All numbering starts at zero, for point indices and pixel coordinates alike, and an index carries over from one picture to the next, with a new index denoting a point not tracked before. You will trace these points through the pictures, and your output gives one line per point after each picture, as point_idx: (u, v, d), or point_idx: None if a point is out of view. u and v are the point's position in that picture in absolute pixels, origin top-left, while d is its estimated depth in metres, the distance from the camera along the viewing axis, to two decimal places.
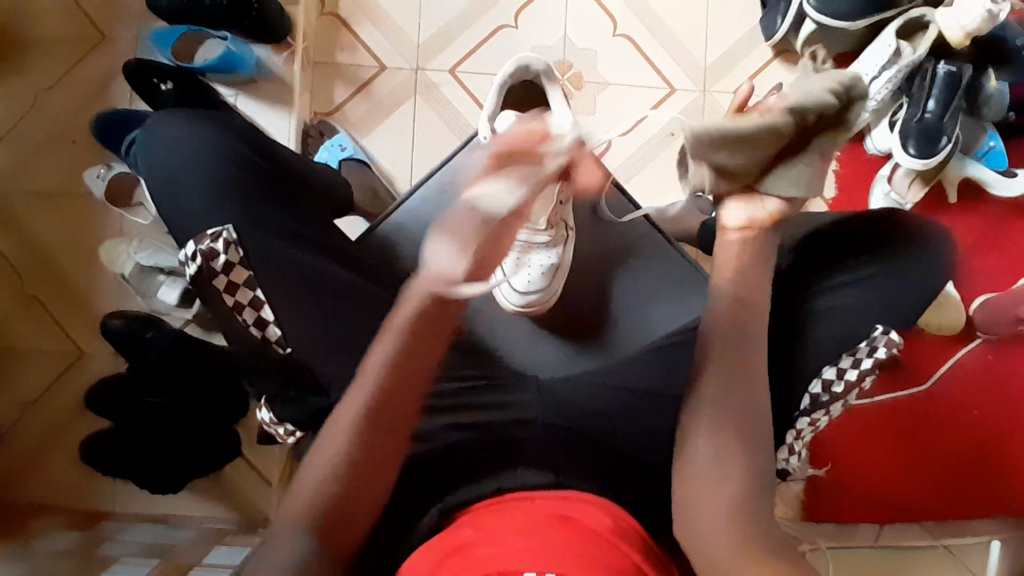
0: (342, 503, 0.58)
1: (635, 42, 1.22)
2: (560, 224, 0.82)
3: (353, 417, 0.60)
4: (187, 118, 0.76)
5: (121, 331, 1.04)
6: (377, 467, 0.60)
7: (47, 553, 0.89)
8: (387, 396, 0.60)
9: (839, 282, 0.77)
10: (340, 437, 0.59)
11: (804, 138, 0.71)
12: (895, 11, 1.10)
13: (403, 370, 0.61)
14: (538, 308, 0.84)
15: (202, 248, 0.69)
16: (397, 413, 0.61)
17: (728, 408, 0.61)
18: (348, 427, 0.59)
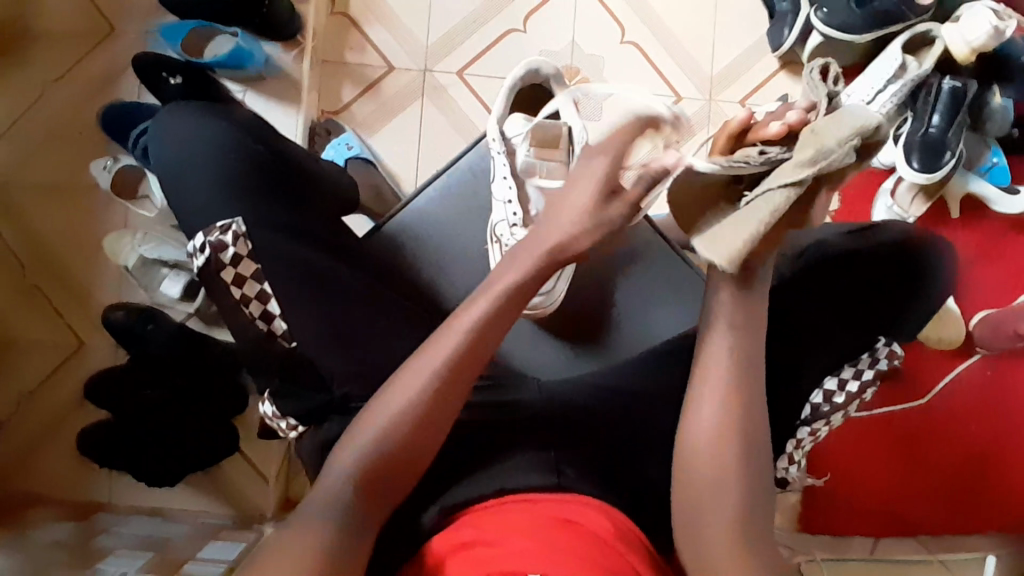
0: (395, 460, 0.57)
1: (642, 49, 1.23)
2: None
3: (427, 374, 0.57)
4: (198, 112, 0.76)
5: (122, 325, 1.06)
6: (438, 430, 0.58)
7: (42, 543, 0.89)
8: (465, 358, 0.58)
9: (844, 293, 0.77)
10: (408, 393, 0.57)
11: (812, 195, 0.58)
12: (902, 26, 1.11)
13: (486, 336, 0.59)
14: (540, 312, 0.82)
15: (210, 240, 0.70)
16: (450, 402, 0.58)
17: (729, 416, 0.58)
18: (421, 384, 0.57)
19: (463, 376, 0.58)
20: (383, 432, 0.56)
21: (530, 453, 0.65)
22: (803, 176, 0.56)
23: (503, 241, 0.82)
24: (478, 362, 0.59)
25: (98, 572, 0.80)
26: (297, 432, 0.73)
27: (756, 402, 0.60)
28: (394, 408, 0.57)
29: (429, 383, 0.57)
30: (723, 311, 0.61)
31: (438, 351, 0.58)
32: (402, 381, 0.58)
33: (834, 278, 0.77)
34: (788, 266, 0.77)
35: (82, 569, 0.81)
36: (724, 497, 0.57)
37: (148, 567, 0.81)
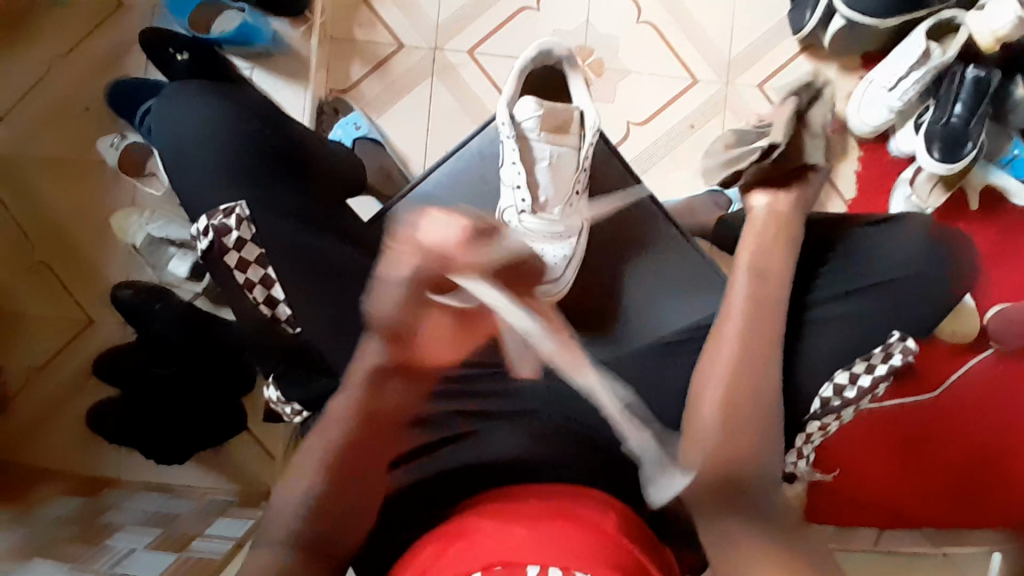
0: (325, 521, 0.60)
1: (659, 30, 1.20)
2: (576, 215, 0.83)
3: (323, 455, 0.61)
4: (202, 92, 0.75)
5: (132, 303, 1.05)
6: (358, 489, 0.62)
7: (49, 517, 0.91)
8: (358, 429, 0.64)
9: (867, 281, 0.75)
10: (314, 471, 0.61)
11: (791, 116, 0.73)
12: (926, 11, 1.08)
13: (372, 405, 0.65)
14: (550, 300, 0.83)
15: (214, 223, 0.69)
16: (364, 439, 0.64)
17: (728, 412, 0.62)
18: (319, 462, 0.61)
19: (364, 440, 0.64)
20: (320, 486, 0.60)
21: None
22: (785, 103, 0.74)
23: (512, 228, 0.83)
24: (376, 425, 0.65)
25: (106, 547, 0.81)
26: (302, 417, 0.74)
27: (756, 403, 0.62)
28: (305, 489, 0.60)
29: (330, 454, 0.62)
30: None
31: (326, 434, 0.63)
32: (304, 461, 0.62)
33: (851, 272, 0.76)
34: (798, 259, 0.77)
35: (89, 545, 0.82)
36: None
37: (156, 545, 0.82)
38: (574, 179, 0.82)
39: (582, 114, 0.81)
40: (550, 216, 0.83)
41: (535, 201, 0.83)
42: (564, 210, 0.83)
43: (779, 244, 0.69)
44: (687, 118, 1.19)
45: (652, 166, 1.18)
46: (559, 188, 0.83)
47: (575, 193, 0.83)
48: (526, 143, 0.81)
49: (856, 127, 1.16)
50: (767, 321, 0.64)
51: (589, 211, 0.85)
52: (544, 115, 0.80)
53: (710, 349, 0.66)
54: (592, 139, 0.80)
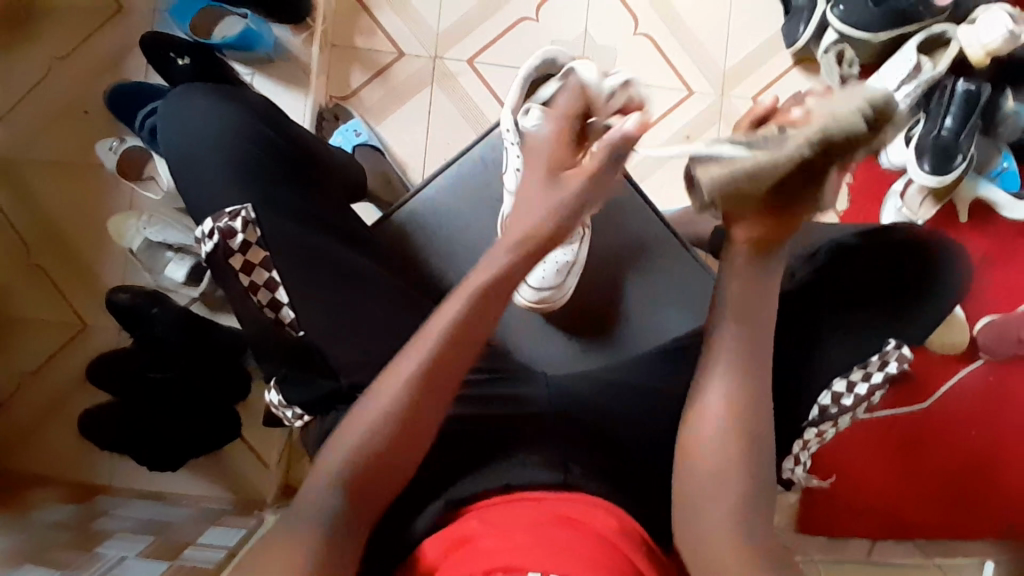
0: (363, 483, 0.55)
1: (655, 41, 1.21)
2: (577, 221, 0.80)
3: (385, 405, 0.56)
4: (206, 95, 0.75)
5: (128, 306, 1.05)
6: (407, 453, 0.57)
7: (41, 524, 0.89)
8: (428, 381, 0.56)
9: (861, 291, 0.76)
10: (370, 420, 0.55)
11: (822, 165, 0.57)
12: (916, 27, 1.10)
13: (457, 349, 0.57)
14: (550, 305, 0.82)
15: (219, 226, 0.69)
16: (401, 440, 0.56)
17: (734, 423, 0.58)
18: (377, 417, 0.55)
19: (429, 395, 0.56)
20: (326, 490, 0.54)
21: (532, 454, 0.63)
22: (813, 138, 0.56)
23: None
24: (413, 429, 0.56)
25: (98, 554, 0.80)
26: (303, 421, 0.72)
27: (758, 415, 0.59)
28: (353, 440, 0.55)
29: (365, 448, 0.55)
30: (734, 312, 0.61)
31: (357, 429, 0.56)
32: (358, 415, 0.56)
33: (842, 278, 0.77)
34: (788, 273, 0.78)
35: (82, 552, 0.81)
36: (734, 499, 0.56)
37: (149, 552, 0.81)
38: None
39: None
40: None
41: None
42: None
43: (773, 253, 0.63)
44: (684, 128, 1.21)
45: (650, 176, 1.19)
46: None
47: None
48: None
49: None
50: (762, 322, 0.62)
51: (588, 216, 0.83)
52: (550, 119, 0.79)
53: (703, 357, 0.62)
54: None
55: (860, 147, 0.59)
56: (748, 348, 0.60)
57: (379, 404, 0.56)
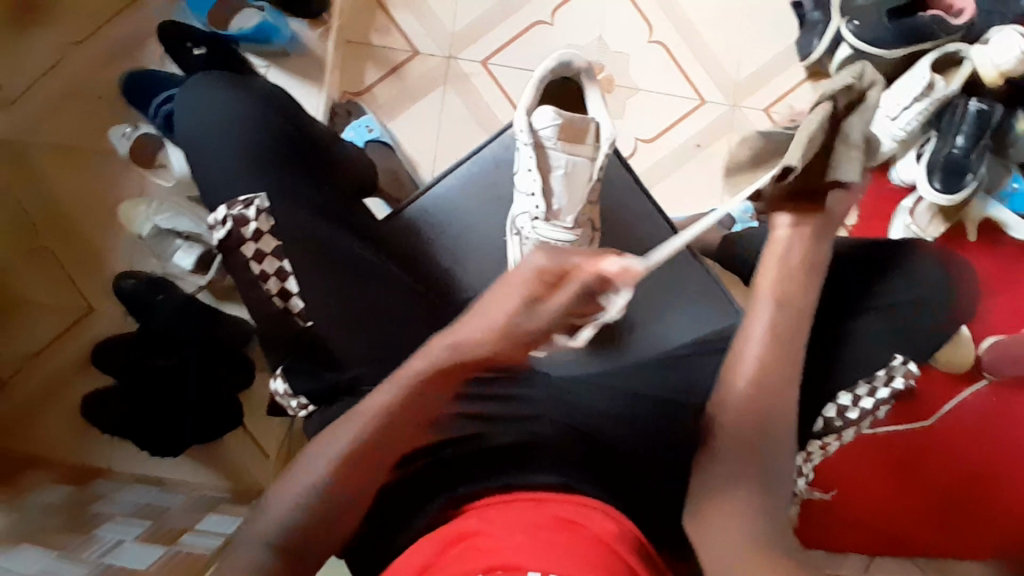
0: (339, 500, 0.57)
1: (669, 49, 1.22)
2: (587, 224, 0.85)
3: (332, 457, 0.57)
4: (223, 84, 0.76)
5: (132, 293, 1.06)
6: (357, 497, 0.59)
7: (38, 505, 0.90)
8: (377, 441, 0.58)
9: (873, 303, 0.76)
10: (319, 469, 0.57)
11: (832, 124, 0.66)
12: (932, 44, 1.11)
13: (420, 396, 0.59)
14: None
15: (232, 214, 0.70)
16: (374, 457, 0.58)
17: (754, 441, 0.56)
18: (326, 468, 0.57)
19: (372, 453, 0.58)
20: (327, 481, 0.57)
21: (534, 456, 0.64)
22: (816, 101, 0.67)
23: (523, 234, 0.84)
24: (387, 442, 0.59)
25: (95, 539, 0.81)
26: (308, 411, 0.71)
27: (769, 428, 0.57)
28: (303, 487, 0.57)
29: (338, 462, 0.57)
30: (752, 331, 0.59)
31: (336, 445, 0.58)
32: (308, 463, 0.58)
33: (836, 276, 0.78)
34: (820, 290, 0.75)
35: (78, 535, 0.82)
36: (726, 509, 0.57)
37: (145, 537, 0.83)
38: (588, 187, 0.84)
39: (597, 125, 0.84)
40: (562, 224, 0.84)
41: (549, 208, 0.84)
42: (576, 219, 0.84)
43: (801, 268, 0.62)
44: (694, 137, 1.21)
45: (659, 184, 1.20)
46: (573, 196, 0.85)
47: (588, 203, 0.84)
48: (543, 150, 0.83)
49: None
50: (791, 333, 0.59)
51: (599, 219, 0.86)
52: (562, 124, 0.83)
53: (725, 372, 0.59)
54: (607, 150, 0.82)
55: (857, 113, 0.67)
56: (764, 358, 0.58)
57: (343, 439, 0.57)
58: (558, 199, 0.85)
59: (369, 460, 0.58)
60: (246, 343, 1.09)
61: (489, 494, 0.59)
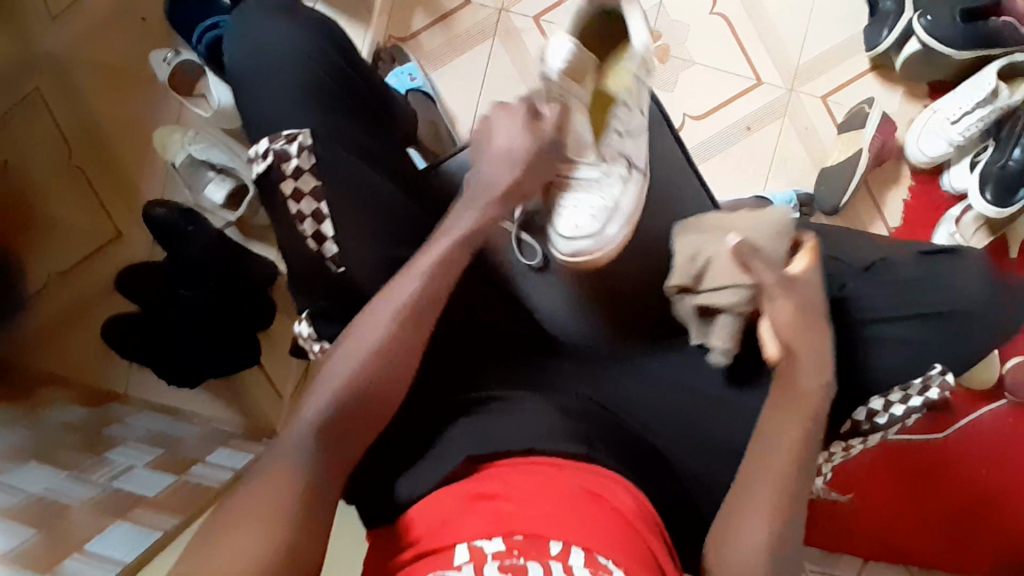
0: (335, 430, 0.56)
1: (731, 25, 1.16)
2: (616, 160, 0.72)
3: (389, 316, 0.60)
4: (278, 12, 0.73)
5: (163, 220, 1.05)
6: (401, 369, 0.60)
7: (53, 422, 0.92)
8: (413, 313, 0.61)
9: (929, 310, 0.72)
10: (379, 328, 0.60)
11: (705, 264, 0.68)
12: (1001, 51, 1.07)
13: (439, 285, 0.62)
14: (587, 259, 0.72)
15: (274, 147, 0.69)
16: (400, 355, 0.60)
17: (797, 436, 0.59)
18: (375, 346, 0.59)
19: (424, 313, 0.61)
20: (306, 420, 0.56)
21: (556, 422, 0.62)
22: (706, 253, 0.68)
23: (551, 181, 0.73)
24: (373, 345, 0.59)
25: (106, 463, 0.83)
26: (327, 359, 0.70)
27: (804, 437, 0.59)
28: (366, 348, 0.59)
29: (354, 373, 0.58)
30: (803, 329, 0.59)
31: (351, 353, 0.59)
32: (348, 348, 0.59)
33: (896, 279, 0.75)
34: (892, 290, 0.74)
35: (89, 456, 0.85)
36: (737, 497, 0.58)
37: (156, 463, 0.85)
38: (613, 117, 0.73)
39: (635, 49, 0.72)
40: (586, 163, 0.72)
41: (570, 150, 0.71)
42: (602, 155, 0.72)
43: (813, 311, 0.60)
44: (745, 119, 1.16)
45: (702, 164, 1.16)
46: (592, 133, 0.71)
47: (614, 134, 0.73)
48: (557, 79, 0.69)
49: (910, 155, 1.13)
50: (816, 335, 0.60)
51: (635, 159, 0.74)
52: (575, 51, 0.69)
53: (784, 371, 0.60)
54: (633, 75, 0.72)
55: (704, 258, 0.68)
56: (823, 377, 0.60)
57: (376, 331, 0.59)
58: (585, 135, 0.71)
59: (380, 350, 0.59)
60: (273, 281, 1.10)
61: (505, 455, 0.58)
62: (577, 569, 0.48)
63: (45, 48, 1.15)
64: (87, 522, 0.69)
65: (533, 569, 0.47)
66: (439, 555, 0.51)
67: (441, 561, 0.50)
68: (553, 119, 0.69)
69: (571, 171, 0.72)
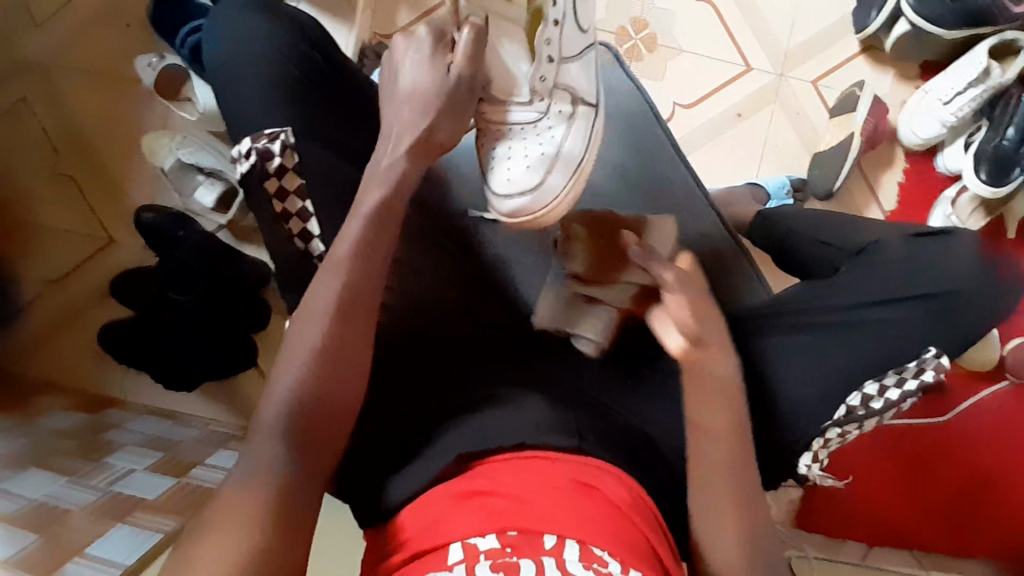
0: (322, 427, 0.56)
1: (718, 11, 1.16)
2: (550, 95, 0.68)
3: (323, 310, 0.57)
4: (255, 12, 0.73)
5: (154, 224, 1.05)
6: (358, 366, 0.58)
7: (51, 429, 0.92)
8: (348, 310, 0.57)
9: (916, 291, 0.72)
10: (318, 326, 0.57)
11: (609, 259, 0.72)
12: (991, 29, 1.06)
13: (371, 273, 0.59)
14: (532, 211, 0.72)
15: (257, 146, 0.68)
16: (346, 352, 0.57)
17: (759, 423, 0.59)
18: (313, 347, 0.56)
19: (360, 303, 0.58)
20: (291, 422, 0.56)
21: (546, 415, 0.62)
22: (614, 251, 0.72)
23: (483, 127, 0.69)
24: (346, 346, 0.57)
25: (106, 468, 0.84)
26: None
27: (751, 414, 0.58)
28: (309, 347, 0.56)
29: (305, 377, 0.56)
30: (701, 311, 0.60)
31: (294, 359, 0.56)
32: (288, 353, 0.57)
33: (883, 261, 0.74)
34: (877, 272, 0.74)
35: (88, 462, 0.85)
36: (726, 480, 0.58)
37: (155, 467, 0.86)
38: (543, 37, 0.63)
39: None
40: (519, 102, 0.67)
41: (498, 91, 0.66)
42: (535, 91, 0.67)
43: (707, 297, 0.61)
44: (735, 106, 1.16)
45: (694, 152, 1.16)
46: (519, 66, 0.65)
47: (548, 59, 0.65)
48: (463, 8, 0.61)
49: (903, 138, 1.12)
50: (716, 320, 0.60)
51: (569, 90, 0.70)
52: None
53: None
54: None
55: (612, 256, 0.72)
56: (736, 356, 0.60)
57: (312, 332, 0.56)
58: (512, 67, 0.64)
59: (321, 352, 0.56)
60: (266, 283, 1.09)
61: (495, 453, 0.58)
62: (571, 563, 0.47)
63: (32, 56, 1.15)
64: (86, 528, 0.69)
65: (527, 565, 0.47)
66: (433, 555, 0.50)
67: (436, 560, 0.50)
68: (463, 48, 0.60)
69: (502, 114, 0.68)
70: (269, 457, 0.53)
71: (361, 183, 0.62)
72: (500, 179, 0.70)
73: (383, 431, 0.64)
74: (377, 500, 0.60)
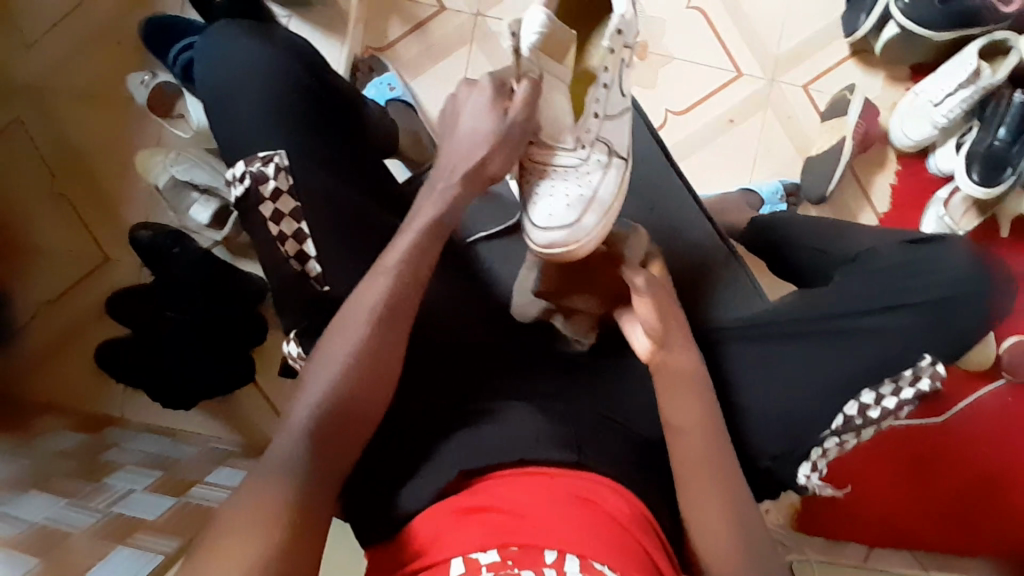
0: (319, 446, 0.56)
1: (708, 18, 1.16)
2: (592, 144, 0.74)
3: (363, 322, 0.59)
4: (246, 33, 0.74)
5: (149, 243, 1.07)
6: (372, 384, 0.58)
7: (50, 450, 0.92)
8: (377, 327, 0.59)
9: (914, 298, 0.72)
10: (352, 339, 0.58)
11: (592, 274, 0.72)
12: (981, 30, 1.07)
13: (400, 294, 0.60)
14: (570, 245, 0.72)
15: (251, 170, 0.69)
16: (378, 368, 0.58)
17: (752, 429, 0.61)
18: (345, 360, 0.57)
19: (386, 318, 0.59)
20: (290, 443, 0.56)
21: (546, 429, 0.62)
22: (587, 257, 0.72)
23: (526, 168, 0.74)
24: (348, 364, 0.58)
25: (106, 488, 0.83)
26: None
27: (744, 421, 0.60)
28: (340, 362, 0.58)
29: (328, 389, 0.57)
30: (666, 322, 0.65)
31: (327, 370, 0.57)
32: (321, 365, 0.58)
33: (880, 268, 0.75)
34: (876, 278, 0.75)
35: (88, 482, 0.85)
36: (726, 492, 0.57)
37: (155, 486, 0.86)
38: (590, 97, 0.73)
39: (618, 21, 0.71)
40: (564, 148, 0.73)
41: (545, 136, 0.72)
42: (579, 139, 0.73)
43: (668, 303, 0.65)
44: (727, 112, 1.16)
45: (686, 159, 1.16)
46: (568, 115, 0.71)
47: (594, 115, 0.73)
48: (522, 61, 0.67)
49: (896, 139, 1.12)
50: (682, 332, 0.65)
51: (608, 143, 0.76)
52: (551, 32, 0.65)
53: None
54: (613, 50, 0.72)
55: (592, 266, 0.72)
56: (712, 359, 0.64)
57: (348, 343, 0.58)
58: (561, 116, 0.70)
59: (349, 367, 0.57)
60: (262, 299, 1.09)
61: (497, 469, 0.58)
62: None
63: (24, 75, 1.15)
64: (85, 549, 0.69)
65: None
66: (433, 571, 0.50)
67: None
68: (521, 97, 0.65)
69: (548, 156, 0.73)
70: (267, 478, 0.53)
71: (414, 204, 0.65)
72: (539, 216, 0.73)
73: (380, 449, 0.64)
74: (376, 518, 0.59)
